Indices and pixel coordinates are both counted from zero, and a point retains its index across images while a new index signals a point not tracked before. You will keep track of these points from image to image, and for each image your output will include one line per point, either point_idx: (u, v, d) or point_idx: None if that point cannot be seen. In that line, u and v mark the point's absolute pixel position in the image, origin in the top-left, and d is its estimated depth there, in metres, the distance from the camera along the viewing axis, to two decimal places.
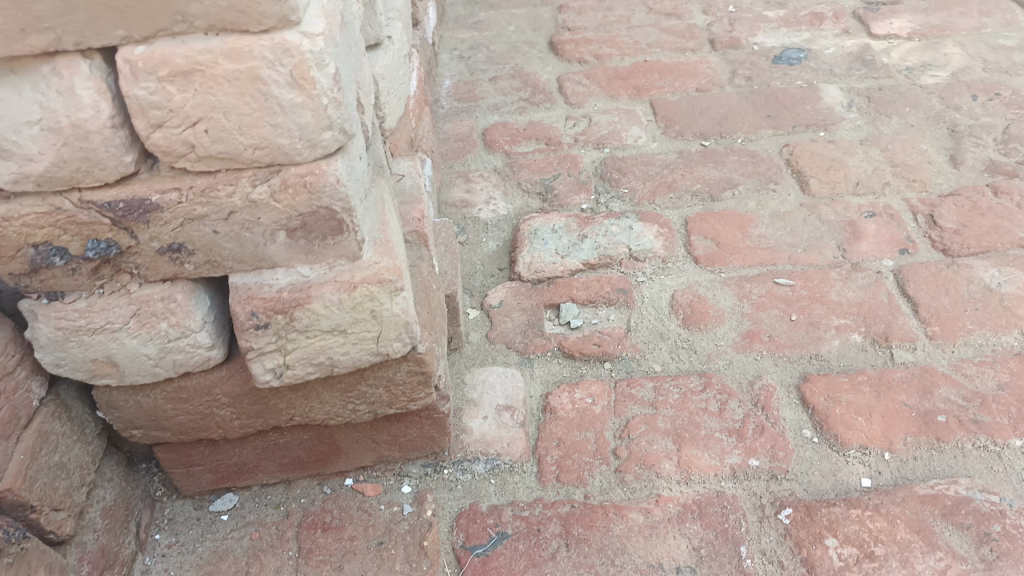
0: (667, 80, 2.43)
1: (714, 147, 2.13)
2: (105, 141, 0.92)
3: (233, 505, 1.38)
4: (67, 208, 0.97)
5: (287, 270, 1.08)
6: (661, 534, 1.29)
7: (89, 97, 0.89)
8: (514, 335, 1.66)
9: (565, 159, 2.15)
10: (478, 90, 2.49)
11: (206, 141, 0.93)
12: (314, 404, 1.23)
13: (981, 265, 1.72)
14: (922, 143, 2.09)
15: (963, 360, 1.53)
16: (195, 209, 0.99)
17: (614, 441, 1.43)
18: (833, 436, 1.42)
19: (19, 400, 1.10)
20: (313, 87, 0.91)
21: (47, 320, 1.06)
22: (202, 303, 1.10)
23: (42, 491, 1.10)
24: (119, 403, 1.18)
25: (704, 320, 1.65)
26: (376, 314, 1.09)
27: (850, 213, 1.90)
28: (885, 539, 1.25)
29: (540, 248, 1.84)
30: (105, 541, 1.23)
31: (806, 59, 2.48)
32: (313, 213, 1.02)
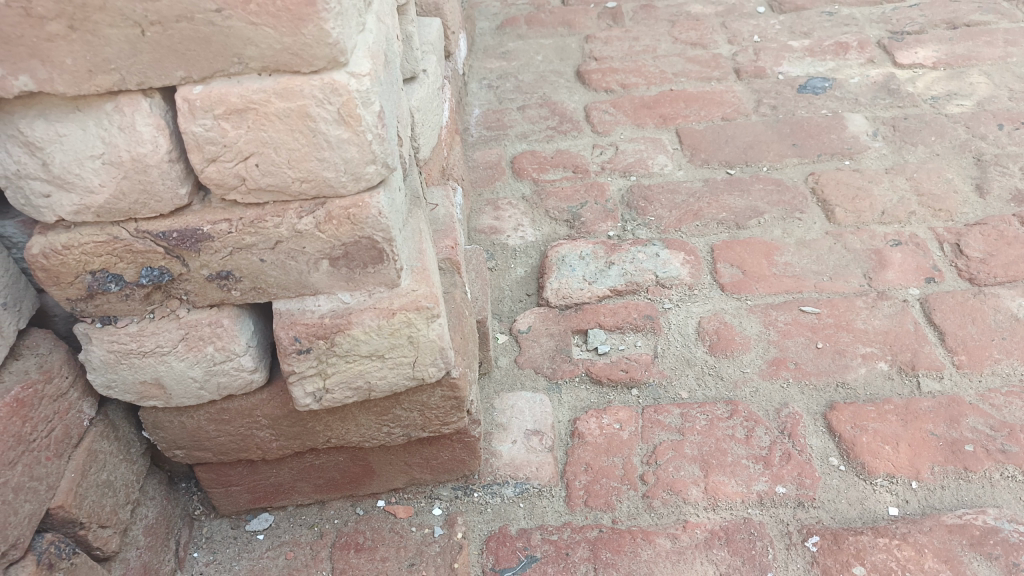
0: (693, 109, 2.46)
1: (740, 176, 2.16)
2: (163, 175, 0.97)
3: (269, 524, 1.41)
4: (124, 237, 1.02)
5: (329, 297, 1.12)
6: (688, 560, 1.30)
7: (149, 133, 0.94)
8: (542, 360, 1.69)
9: (592, 186, 2.19)
10: (506, 118, 2.55)
11: (257, 174, 0.98)
12: (350, 426, 1.27)
13: (1008, 295, 1.73)
14: (948, 172, 2.11)
15: (990, 389, 1.54)
16: (244, 238, 1.04)
17: (641, 466, 1.45)
18: (860, 464, 1.43)
19: (72, 419, 1.14)
20: (359, 124, 0.95)
21: (100, 343, 1.10)
22: (246, 327, 1.14)
23: (90, 508, 1.15)
24: (164, 424, 1.23)
25: (730, 347, 1.67)
26: (413, 340, 1.13)
27: (876, 241, 1.91)
28: (913, 569, 1.26)
29: (568, 275, 1.88)
30: (147, 558, 1.27)
31: (831, 88, 2.51)
32: (355, 243, 1.06)
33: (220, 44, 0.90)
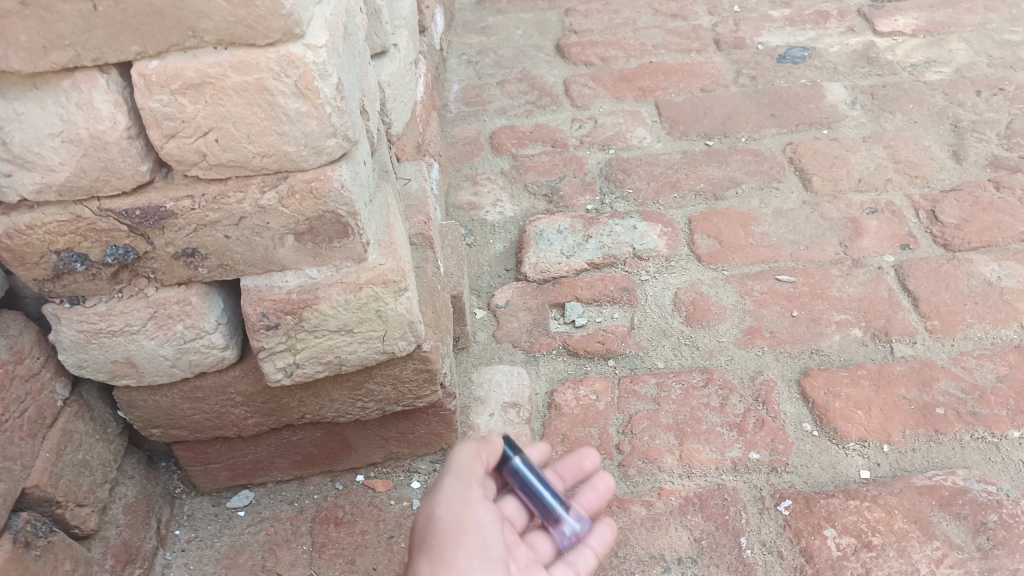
0: (672, 81, 2.46)
1: (718, 147, 2.16)
2: (123, 152, 0.97)
3: (249, 501, 1.43)
4: (88, 216, 1.02)
5: (297, 273, 1.12)
6: (663, 526, 1.32)
7: (107, 110, 0.94)
8: (520, 334, 1.70)
9: (571, 160, 2.18)
10: (485, 94, 2.54)
11: (217, 149, 0.98)
12: (324, 401, 1.28)
13: (982, 260, 1.74)
14: (925, 140, 2.11)
15: (963, 353, 1.55)
16: (207, 215, 1.04)
17: (617, 436, 1.47)
18: (833, 429, 1.44)
19: (45, 399, 1.15)
20: (317, 97, 0.95)
21: (69, 323, 1.11)
22: (216, 305, 1.15)
23: (67, 487, 1.16)
24: (138, 403, 1.24)
25: (706, 317, 1.68)
26: (381, 314, 1.14)
27: (852, 210, 1.92)
28: (883, 529, 1.28)
29: (546, 249, 1.88)
30: (128, 535, 1.28)
31: (810, 58, 2.50)
32: (320, 218, 1.06)
33: (174, 18, 0.89)
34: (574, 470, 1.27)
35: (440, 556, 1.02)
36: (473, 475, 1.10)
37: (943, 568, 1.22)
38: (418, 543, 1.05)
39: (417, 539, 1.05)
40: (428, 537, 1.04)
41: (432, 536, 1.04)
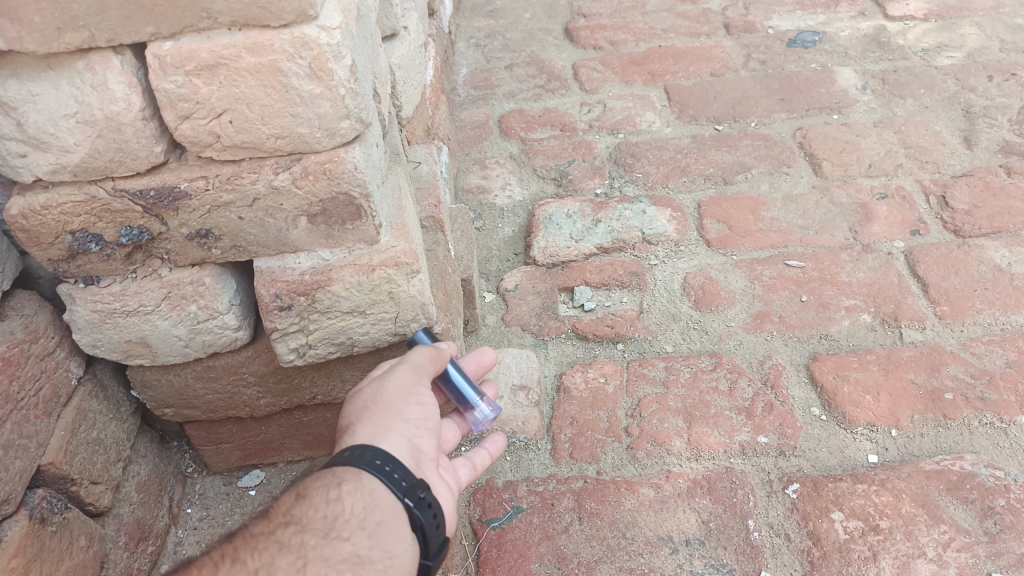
0: (682, 65, 2.45)
1: (728, 132, 2.15)
2: (137, 133, 0.97)
3: (260, 481, 1.44)
4: (102, 196, 1.03)
5: (309, 254, 1.13)
6: (671, 508, 1.33)
7: (121, 91, 0.94)
8: (529, 318, 1.71)
9: (580, 145, 2.18)
10: (494, 77, 2.53)
11: (231, 131, 0.99)
12: (335, 382, 1.29)
13: (992, 246, 1.74)
14: (936, 125, 2.10)
15: (972, 339, 1.55)
16: (221, 196, 1.04)
17: (626, 419, 1.47)
18: (841, 414, 1.45)
19: (60, 378, 1.16)
20: (331, 78, 0.95)
21: (84, 303, 1.12)
22: (229, 286, 1.16)
23: (81, 465, 1.17)
24: (151, 382, 1.25)
25: (715, 301, 1.68)
26: (393, 295, 1.14)
27: (862, 195, 1.91)
28: (890, 513, 1.29)
29: (555, 233, 1.88)
30: (140, 513, 1.29)
31: (821, 42, 2.48)
32: (333, 199, 1.07)
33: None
34: (473, 365, 1.29)
35: (383, 416, 1.03)
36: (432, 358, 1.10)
37: (950, 551, 1.23)
38: (359, 405, 1.07)
39: (358, 402, 1.07)
40: (371, 402, 1.05)
41: (376, 399, 1.05)
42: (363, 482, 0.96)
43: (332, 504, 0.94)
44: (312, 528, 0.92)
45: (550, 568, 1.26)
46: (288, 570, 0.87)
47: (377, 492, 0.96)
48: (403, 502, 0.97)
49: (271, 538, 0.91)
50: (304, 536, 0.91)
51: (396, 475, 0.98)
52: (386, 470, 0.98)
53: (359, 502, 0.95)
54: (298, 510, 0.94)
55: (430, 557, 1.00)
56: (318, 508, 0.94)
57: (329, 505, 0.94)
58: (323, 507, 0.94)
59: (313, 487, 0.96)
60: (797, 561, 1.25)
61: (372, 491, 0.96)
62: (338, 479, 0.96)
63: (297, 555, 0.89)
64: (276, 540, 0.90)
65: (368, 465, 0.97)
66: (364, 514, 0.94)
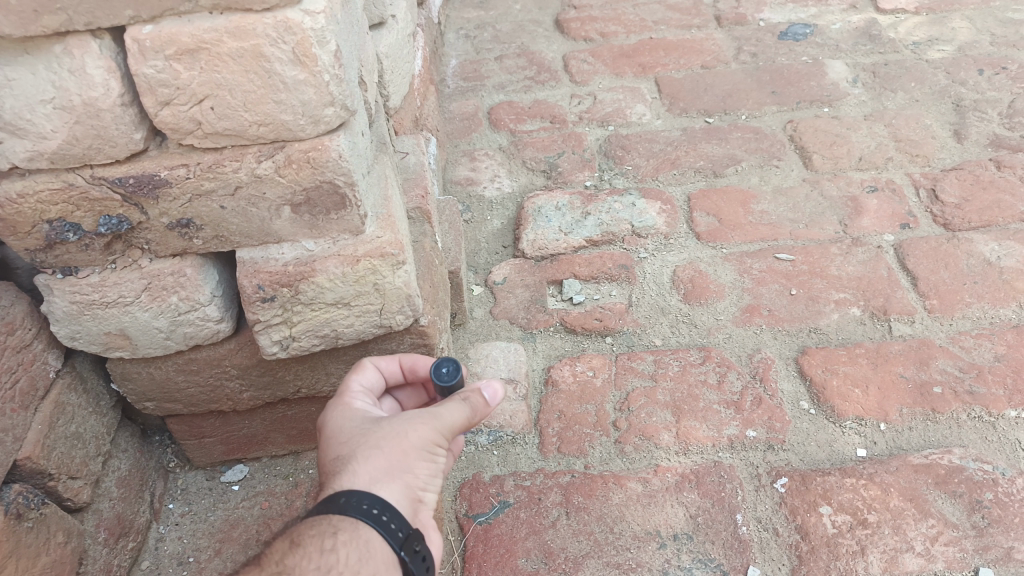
0: (673, 57, 2.43)
1: (718, 124, 2.14)
2: (116, 119, 0.95)
3: (243, 475, 1.42)
4: (80, 184, 1.00)
5: (293, 245, 1.11)
6: (659, 503, 1.32)
7: (100, 76, 0.92)
8: (517, 311, 1.69)
9: (569, 137, 2.17)
10: (484, 68, 2.51)
11: (213, 118, 0.96)
12: (320, 375, 1.28)
13: (982, 239, 1.73)
14: (926, 118, 2.10)
15: (961, 332, 1.55)
16: (202, 184, 1.02)
17: (614, 413, 1.46)
18: (830, 408, 1.44)
19: (38, 370, 1.14)
20: (315, 64, 0.93)
21: (62, 294, 1.09)
22: (211, 277, 1.14)
23: (59, 459, 1.15)
24: (132, 375, 1.22)
25: (704, 295, 1.67)
26: (378, 287, 1.13)
27: (852, 188, 1.91)
28: (878, 507, 1.28)
29: (544, 225, 1.87)
30: (121, 508, 1.28)
31: (812, 35, 2.48)
32: (317, 187, 1.05)
33: None
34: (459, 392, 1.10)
35: (388, 460, 0.96)
36: (453, 403, 1.01)
37: (938, 546, 1.23)
38: (361, 438, 0.99)
39: (362, 436, 0.99)
40: (376, 440, 0.98)
41: (382, 438, 0.98)
42: (359, 531, 0.90)
43: (326, 555, 0.87)
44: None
45: (536, 563, 1.25)
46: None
47: (373, 543, 0.90)
48: (398, 554, 0.91)
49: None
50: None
51: (392, 525, 0.92)
52: (382, 519, 0.92)
53: (354, 553, 0.89)
54: (291, 559, 0.87)
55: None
56: (310, 559, 0.87)
57: (323, 556, 0.87)
58: (317, 557, 0.87)
59: (308, 534, 0.89)
60: (785, 556, 1.24)
61: (368, 541, 0.90)
62: (333, 527, 0.90)
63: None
64: None
65: (365, 514, 0.91)
66: (358, 565, 0.88)
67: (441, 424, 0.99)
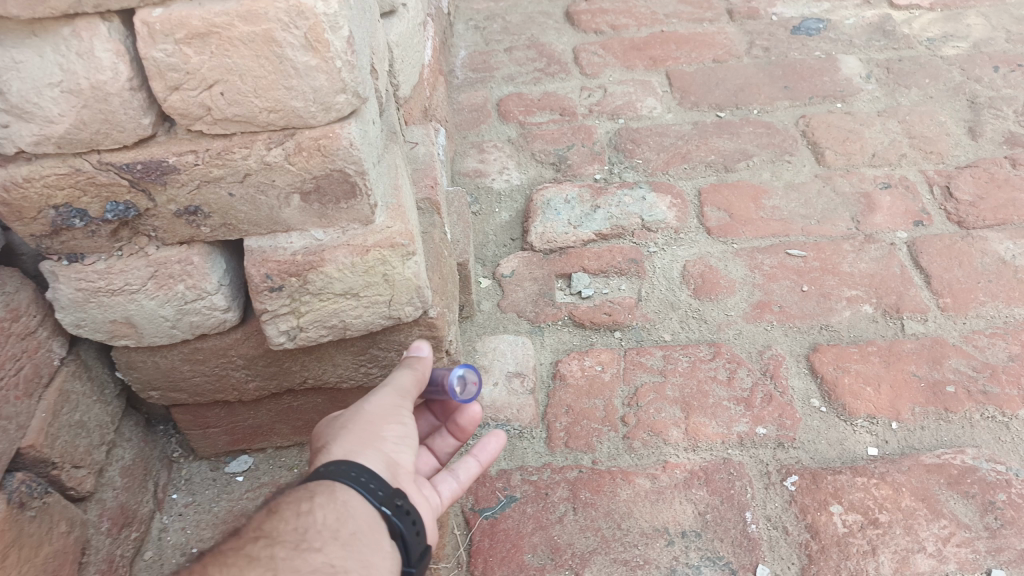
0: (684, 51, 2.41)
1: (730, 119, 2.12)
2: (124, 104, 0.94)
3: (248, 466, 1.41)
4: (87, 169, 0.99)
5: (302, 234, 1.10)
6: (667, 499, 1.30)
7: (108, 59, 0.91)
8: (525, 304, 1.68)
9: (579, 129, 2.15)
10: (493, 60, 2.49)
11: (223, 104, 0.95)
12: (327, 366, 1.26)
13: (996, 238, 1.71)
14: (940, 115, 2.07)
15: (974, 331, 1.53)
16: (211, 171, 1.01)
17: (623, 408, 1.45)
18: (841, 406, 1.43)
19: (42, 358, 1.13)
20: (327, 50, 0.92)
21: (68, 281, 1.08)
22: (218, 265, 1.12)
23: (63, 448, 1.14)
24: (138, 364, 1.21)
25: (714, 290, 1.66)
26: (388, 278, 1.11)
27: (865, 184, 1.89)
28: (890, 507, 1.27)
29: (553, 218, 1.85)
30: (124, 498, 1.27)
31: (825, 30, 2.45)
32: (327, 176, 1.03)
33: None
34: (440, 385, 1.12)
35: (357, 432, 0.98)
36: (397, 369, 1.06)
37: (949, 547, 1.21)
38: (329, 426, 1.01)
39: (330, 422, 1.01)
40: (342, 420, 1.00)
41: (348, 418, 1.00)
42: (336, 493, 0.90)
43: (304, 517, 0.87)
44: (283, 540, 0.85)
45: (543, 559, 1.24)
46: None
47: (352, 503, 0.90)
48: (380, 510, 0.92)
49: (239, 551, 0.84)
50: (275, 549, 0.85)
51: (370, 484, 0.93)
52: (361, 479, 0.93)
53: (332, 513, 0.89)
54: (268, 523, 0.87)
55: (412, 566, 0.95)
56: (289, 521, 0.87)
57: (301, 518, 0.87)
58: (294, 519, 0.87)
59: (284, 502, 0.89)
60: (794, 554, 1.22)
61: (345, 501, 0.90)
62: (309, 493, 0.90)
63: (268, 568, 0.83)
64: (245, 556, 0.83)
65: (341, 474, 0.92)
66: (337, 525, 0.88)
67: (400, 390, 1.03)
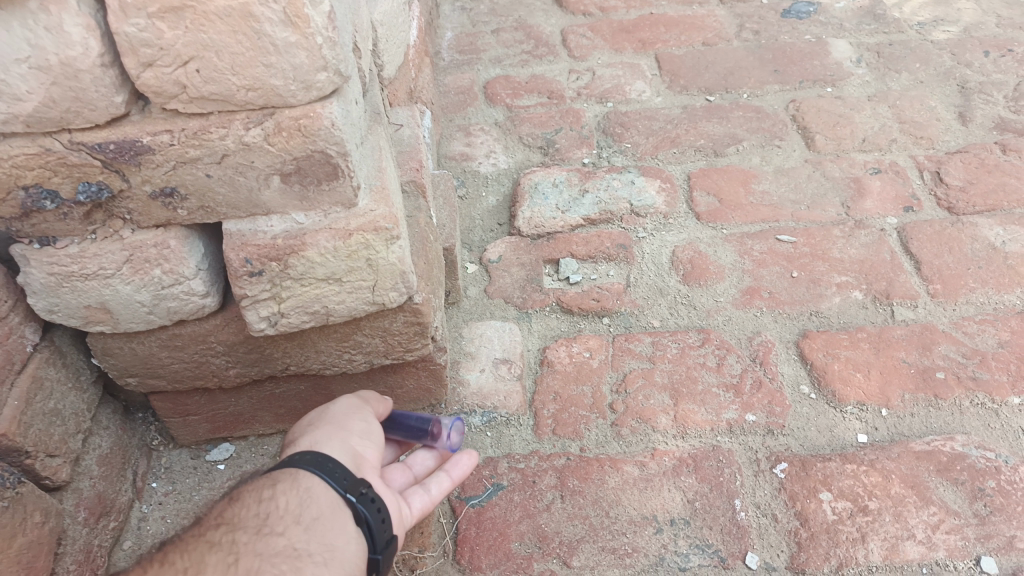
0: (673, 34, 2.38)
1: (719, 103, 2.09)
2: (95, 81, 0.90)
3: (230, 454, 1.39)
4: (58, 149, 0.95)
5: (282, 217, 1.07)
6: (656, 487, 1.29)
7: (78, 34, 0.87)
8: (513, 290, 1.65)
9: (567, 113, 2.12)
10: (480, 42, 2.45)
11: (198, 81, 0.92)
12: (310, 352, 1.23)
13: (986, 224, 1.70)
14: (931, 100, 2.06)
15: (964, 318, 1.52)
16: (187, 152, 0.98)
17: (611, 395, 1.43)
18: (831, 392, 1.41)
19: (14, 345, 1.09)
20: (307, 25, 0.89)
21: (39, 265, 1.05)
22: (196, 250, 1.09)
23: (37, 436, 1.11)
24: (114, 350, 1.18)
25: (704, 276, 1.64)
26: (371, 263, 1.08)
27: (855, 169, 1.87)
28: (879, 494, 1.26)
29: (540, 203, 1.83)
30: (102, 487, 1.24)
31: (815, 13, 2.43)
32: (307, 157, 1.00)
33: None
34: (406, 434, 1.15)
35: (325, 429, 1.04)
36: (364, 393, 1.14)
37: (939, 534, 1.21)
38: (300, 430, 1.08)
39: (300, 424, 1.08)
40: (312, 421, 1.07)
41: (317, 419, 1.07)
42: (299, 480, 0.95)
43: (265, 503, 0.92)
44: (244, 526, 0.90)
45: (530, 547, 1.22)
46: (218, 567, 0.85)
47: (315, 489, 0.94)
48: (344, 497, 0.95)
49: (201, 538, 0.89)
50: (237, 534, 0.89)
51: (335, 471, 0.96)
52: (326, 467, 0.97)
53: (293, 500, 0.93)
54: (231, 511, 0.92)
55: (378, 553, 0.95)
56: (250, 508, 0.92)
57: (261, 504, 0.92)
58: (255, 505, 0.92)
59: (248, 491, 0.95)
60: (784, 542, 1.21)
61: (308, 488, 0.94)
62: (272, 481, 0.95)
63: (229, 551, 0.87)
64: (204, 541, 0.88)
65: (306, 462, 0.97)
66: (299, 510, 0.92)
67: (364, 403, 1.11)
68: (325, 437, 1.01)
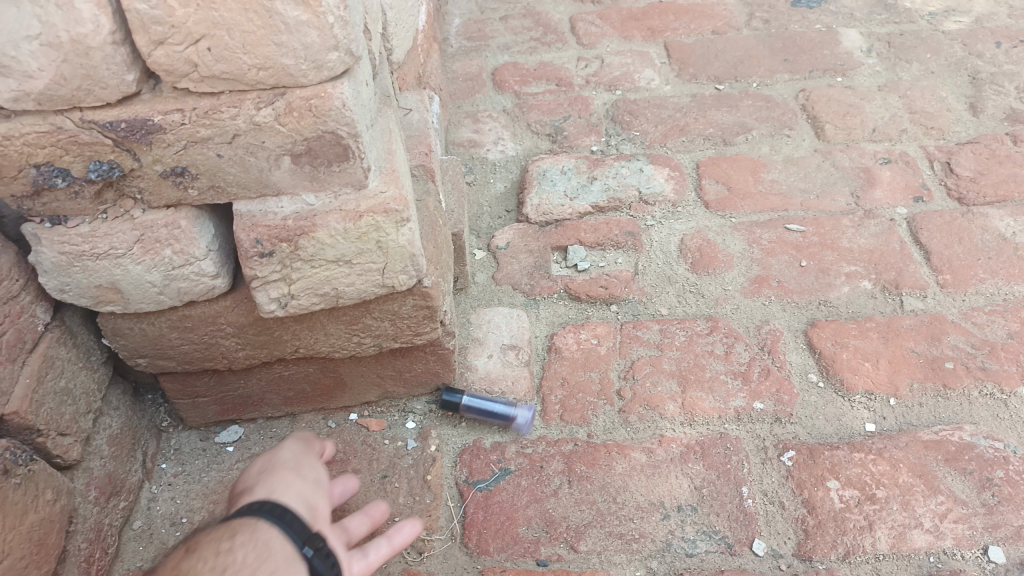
0: (683, 22, 2.37)
1: (729, 91, 2.08)
2: (107, 59, 0.90)
3: (238, 437, 1.39)
4: (69, 127, 0.95)
5: (293, 198, 1.06)
6: (663, 473, 1.29)
7: (89, 11, 0.86)
8: (520, 276, 1.65)
9: (576, 100, 2.11)
10: (488, 28, 2.44)
11: (209, 60, 0.91)
12: (319, 335, 1.23)
13: (997, 214, 1.69)
14: (942, 90, 2.04)
15: (973, 308, 1.52)
16: (198, 131, 0.97)
17: (618, 382, 1.43)
18: (839, 381, 1.41)
19: (25, 324, 1.10)
20: (319, 4, 0.89)
21: (50, 244, 1.05)
22: (206, 230, 1.09)
23: (49, 415, 1.11)
24: (124, 331, 1.18)
25: (712, 264, 1.63)
26: (381, 245, 1.08)
27: (865, 159, 1.86)
28: (887, 483, 1.26)
29: (548, 190, 1.82)
30: (112, 468, 1.24)
31: (826, 2, 2.41)
32: (318, 138, 1.00)
33: None
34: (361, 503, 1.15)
35: (278, 480, 1.07)
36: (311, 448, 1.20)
37: (947, 523, 1.20)
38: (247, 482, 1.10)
39: (247, 475, 1.11)
40: (264, 471, 1.10)
41: (266, 470, 1.11)
42: (257, 532, 0.94)
43: (222, 556, 0.88)
44: None
45: (537, 532, 1.23)
46: None
47: (274, 540, 0.94)
48: (302, 549, 0.97)
49: None
50: None
51: (293, 523, 0.99)
52: (284, 518, 1.00)
53: (252, 552, 0.90)
54: (186, 563, 0.87)
55: None
56: (206, 561, 0.87)
57: (220, 556, 0.88)
58: (213, 557, 0.87)
59: (202, 543, 0.90)
60: (791, 529, 1.21)
61: (266, 540, 0.94)
62: (229, 532, 0.92)
63: None
64: None
65: (265, 510, 0.99)
66: (256, 562, 0.89)
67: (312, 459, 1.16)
68: (281, 487, 1.05)
